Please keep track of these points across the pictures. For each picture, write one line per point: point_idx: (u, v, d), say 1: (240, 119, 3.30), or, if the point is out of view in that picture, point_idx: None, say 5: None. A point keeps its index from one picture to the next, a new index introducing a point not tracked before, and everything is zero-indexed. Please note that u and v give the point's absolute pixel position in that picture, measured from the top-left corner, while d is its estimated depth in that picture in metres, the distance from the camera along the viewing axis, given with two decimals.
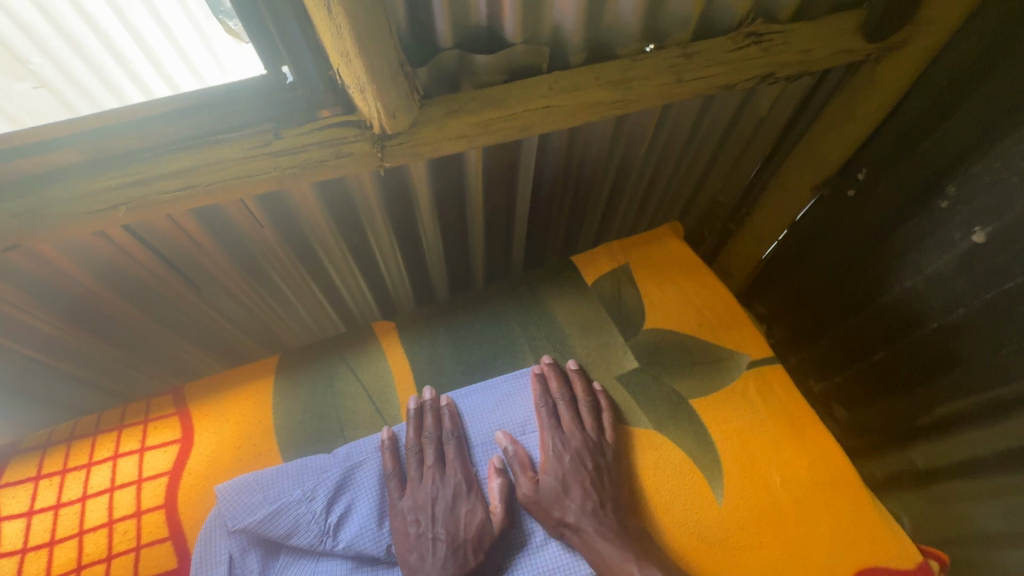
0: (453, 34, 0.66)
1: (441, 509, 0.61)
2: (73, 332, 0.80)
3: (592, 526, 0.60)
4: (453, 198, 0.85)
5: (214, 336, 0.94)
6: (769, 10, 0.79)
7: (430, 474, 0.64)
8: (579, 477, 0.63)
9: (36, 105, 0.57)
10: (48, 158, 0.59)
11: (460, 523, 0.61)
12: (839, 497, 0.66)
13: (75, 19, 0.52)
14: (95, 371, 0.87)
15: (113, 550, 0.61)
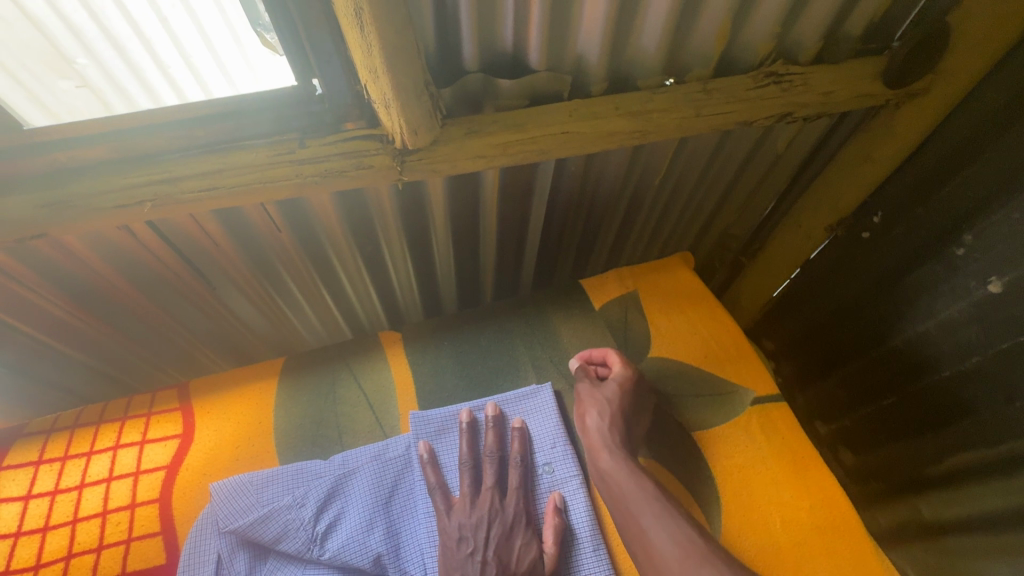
0: (478, 59, 0.68)
1: (497, 539, 0.59)
2: (89, 323, 0.82)
3: (619, 482, 0.61)
4: (467, 215, 0.87)
5: (223, 334, 0.96)
6: (789, 53, 0.81)
7: (487, 496, 0.62)
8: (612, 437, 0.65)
9: (76, 102, 0.59)
10: (81, 153, 0.61)
11: (513, 556, 0.58)
12: (839, 543, 0.65)
13: (122, 25, 0.54)
14: (110, 362, 0.90)
15: (104, 541, 0.62)
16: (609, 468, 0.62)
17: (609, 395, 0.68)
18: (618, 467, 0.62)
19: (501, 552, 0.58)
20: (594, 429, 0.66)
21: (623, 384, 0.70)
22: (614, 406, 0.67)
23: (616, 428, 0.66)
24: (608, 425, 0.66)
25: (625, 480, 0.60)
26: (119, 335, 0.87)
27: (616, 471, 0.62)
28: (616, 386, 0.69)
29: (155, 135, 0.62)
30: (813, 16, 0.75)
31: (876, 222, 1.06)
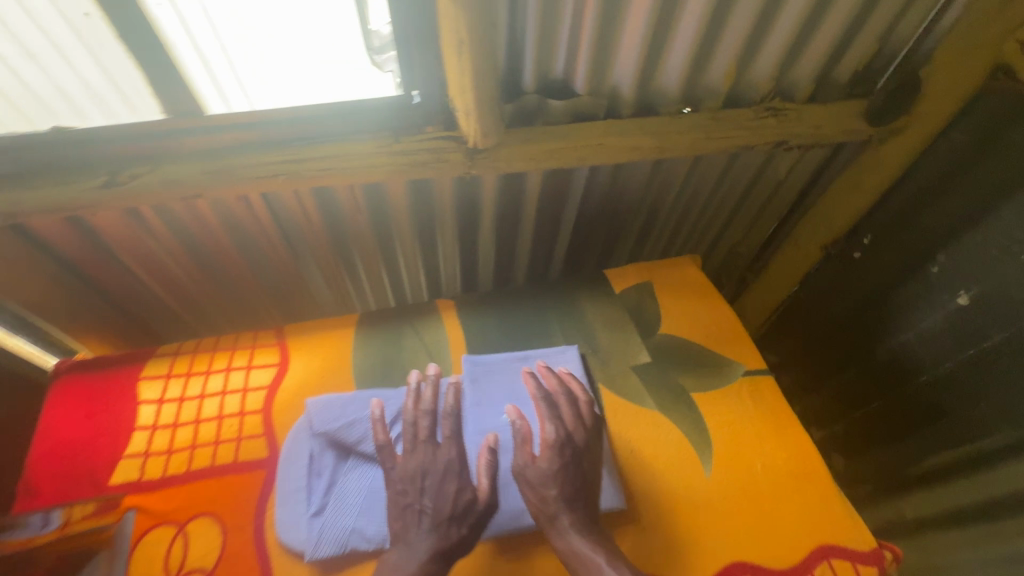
0: (535, 82, 0.86)
1: (428, 486, 0.68)
2: (186, 271, 1.02)
3: (575, 565, 0.65)
4: (511, 207, 1.05)
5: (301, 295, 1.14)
6: (786, 92, 0.99)
7: (421, 448, 0.71)
8: (560, 511, 0.68)
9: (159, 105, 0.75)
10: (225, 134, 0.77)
11: (445, 500, 0.67)
12: (810, 487, 0.78)
13: (210, 45, 0.69)
14: (182, 304, 1.09)
15: (220, 437, 0.78)
16: (565, 550, 0.66)
17: (543, 470, 0.70)
18: (571, 544, 0.66)
19: (436, 500, 0.67)
20: (541, 510, 0.69)
21: (556, 449, 0.72)
22: (556, 481, 0.70)
23: (558, 499, 0.69)
24: (550, 499, 0.69)
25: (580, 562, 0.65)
26: (206, 279, 1.05)
27: (571, 549, 0.66)
28: (551, 455, 0.71)
29: (283, 126, 0.78)
30: (806, 62, 0.93)
31: (866, 243, 1.20)
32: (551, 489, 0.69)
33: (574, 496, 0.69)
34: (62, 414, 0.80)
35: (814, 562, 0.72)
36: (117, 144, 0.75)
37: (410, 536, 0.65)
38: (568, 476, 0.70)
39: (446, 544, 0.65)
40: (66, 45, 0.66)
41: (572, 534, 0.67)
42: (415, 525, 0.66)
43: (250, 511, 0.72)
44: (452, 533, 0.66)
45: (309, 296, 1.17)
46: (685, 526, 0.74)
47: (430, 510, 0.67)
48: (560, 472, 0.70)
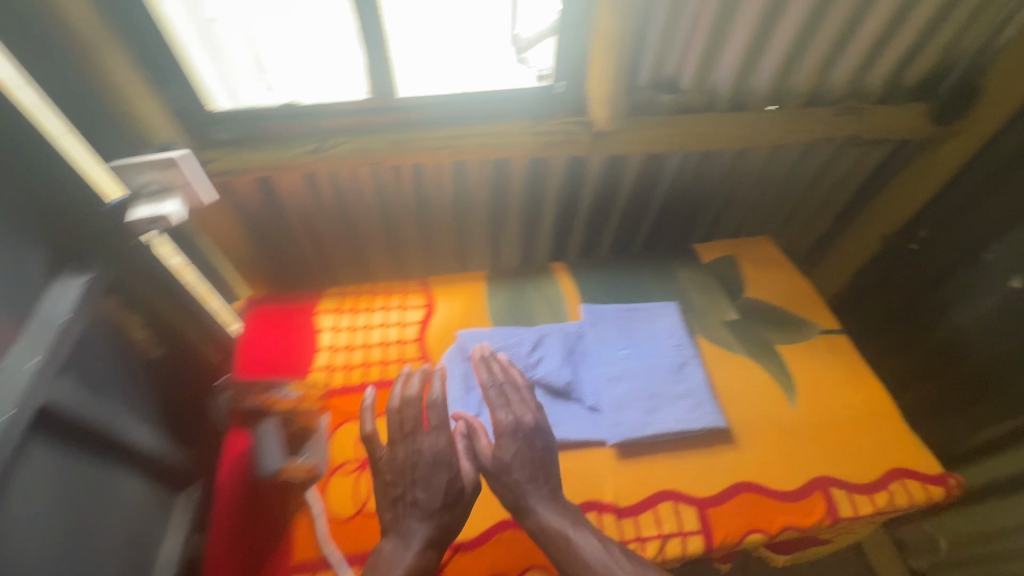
0: (650, 77, 1.02)
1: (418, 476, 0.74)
2: (332, 230, 1.21)
3: (548, 540, 0.71)
4: (610, 186, 1.21)
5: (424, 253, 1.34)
6: (859, 93, 1.14)
7: (406, 441, 0.78)
8: (526, 491, 0.75)
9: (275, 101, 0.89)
10: (401, 114, 0.93)
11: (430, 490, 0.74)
12: (882, 422, 0.92)
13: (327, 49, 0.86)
14: (319, 258, 1.27)
15: (388, 358, 0.96)
16: (537, 529, 0.72)
17: (503, 456, 0.77)
18: (539, 521, 0.73)
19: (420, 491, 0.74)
20: (510, 494, 0.75)
21: (512, 435, 0.79)
22: (517, 463, 0.77)
23: (520, 481, 0.76)
24: (516, 480, 0.76)
25: (550, 537, 0.71)
26: (347, 238, 1.24)
27: (543, 528, 0.72)
28: (509, 439, 0.79)
29: (451, 106, 0.94)
30: (880, 67, 1.08)
31: (922, 237, 1.32)
32: (515, 472, 0.76)
33: (533, 476, 0.76)
34: (258, 335, 0.99)
35: (890, 480, 0.85)
36: (319, 119, 0.91)
37: (408, 524, 0.72)
38: (523, 458, 0.78)
39: (435, 529, 0.72)
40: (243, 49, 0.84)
41: (542, 511, 0.73)
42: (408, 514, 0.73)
43: None
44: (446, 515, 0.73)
45: (421, 260, 1.36)
46: (777, 446, 0.88)
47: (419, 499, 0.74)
48: (517, 454, 0.78)
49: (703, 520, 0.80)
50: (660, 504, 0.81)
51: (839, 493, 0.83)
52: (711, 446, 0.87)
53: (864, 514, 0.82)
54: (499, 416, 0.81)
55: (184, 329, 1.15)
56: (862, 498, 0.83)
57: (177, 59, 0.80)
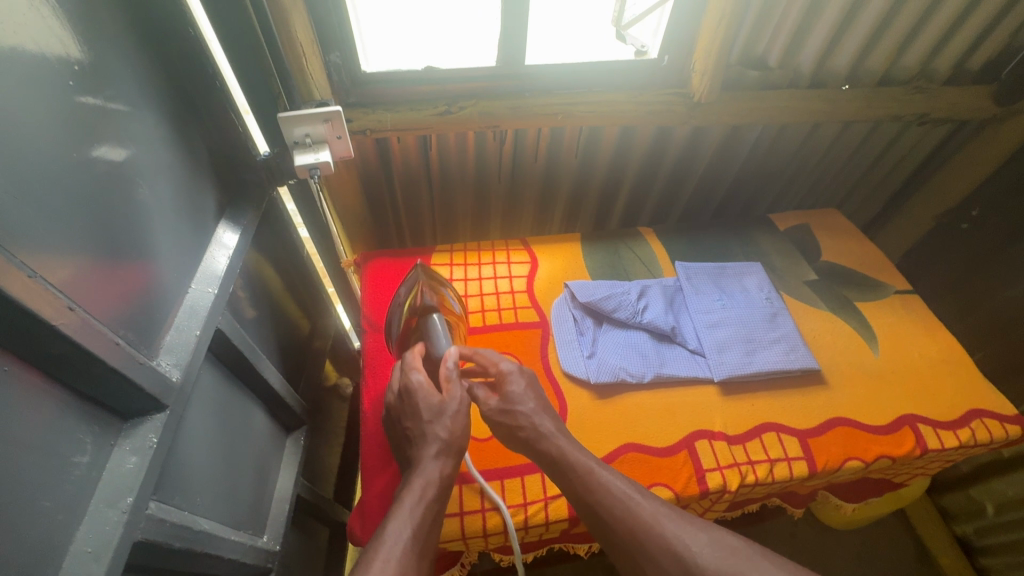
0: (741, 55, 1.11)
1: (410, 406, 0.77)
2: (428, 191, 1.30)
3: (566, 466, 0.72)
4: (689, 157, 1.30)
5: (509, 219, 1.43)
6: (928, 75, 1.22)
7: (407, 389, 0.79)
8: (542, 424, 0.77)
9: (413, 64, 1.00)
10: (521, 80, 1.03)
11: (424, 410, 0.75)
12: (960, 370, 0.99)
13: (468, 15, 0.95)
14: (410, 217, 1.36)
15: (502, 306, 1.05)
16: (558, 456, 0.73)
17: (511, 388, 0.80)
18: (556, 449, 0.74)
19: (415, 414, 0.76)
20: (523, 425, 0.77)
21: (519, 376, 0.82)
22: (530, 400, 0.79)
23: (531, 411, 0.78)
24: (530, 413, 0.77)
25: (566, 463, 0.72)
26: (442, 202, 1.33)
27: (563, 455, 0.73)
28: (517, 377, 0.81)
29: (565, 76, 1.05)
30: (951, 50, 1.16)
31: (974, 215, 1.40)
32: (524, 403, 0.78)
33: (546, 411, 0.78)
34: (379, 283, 1.07)
35: (971, 418, 0.93)
36: (450, 82, 1.01)
37: (418, 451, 0.73)
38: (530, 394, 0.80)
39: (443, 444, 0.72)
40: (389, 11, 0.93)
41: (560, 442, 0.75)
42: (418, 437, 0.74)
43: (537, 353, 0.98)
44: (452, 430, 0.73)
45: (503, 226, 1.45)
46: (865, 387, 0.96)
47: (423, 420, 0.75)
48: (525, 390, 0.80)
49: (804, 448, 0.88)
50: (764, 434, 0.89)
51: (926, 429, 0.91)
52: (805, 386, 0.96)
53: (949, 447, 0.90)
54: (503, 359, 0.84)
55: (297, 284, 1.25)
56: (946, 433, 0.91)
57: (343, 21, 0.91)
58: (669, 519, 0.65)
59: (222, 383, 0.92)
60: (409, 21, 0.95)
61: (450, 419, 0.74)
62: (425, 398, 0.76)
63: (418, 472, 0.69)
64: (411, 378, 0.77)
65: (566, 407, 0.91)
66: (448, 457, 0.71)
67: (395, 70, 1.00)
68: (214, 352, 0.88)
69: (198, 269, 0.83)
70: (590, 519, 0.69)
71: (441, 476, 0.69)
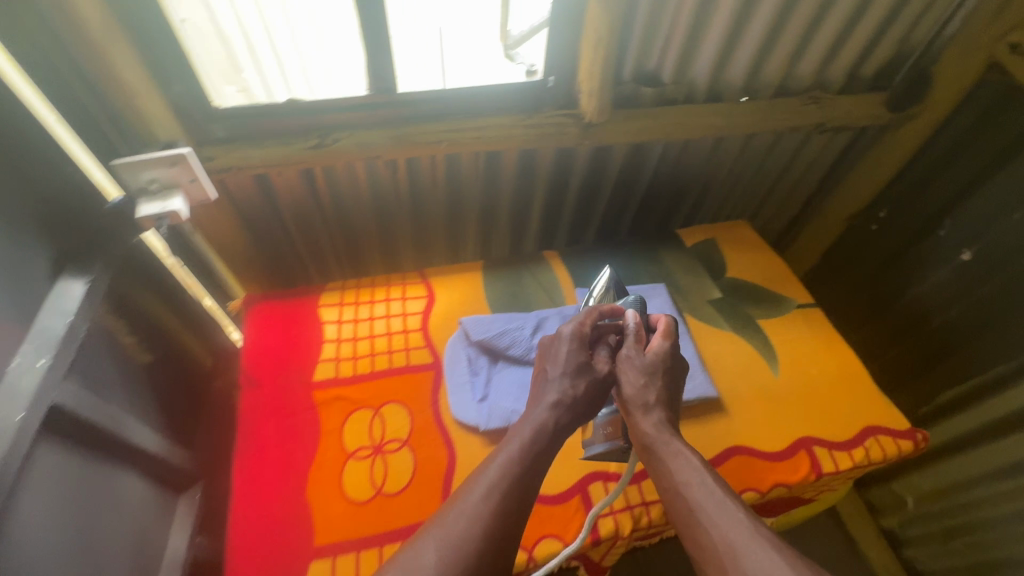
0: (633, 72, 1.08)
1: (551, 354, 0.83)
2: (325, 223, 1.22)
3: (665, 450, 0.75)
4: (596, 176, 1.26)
5: (422, 246, 1.37)
6: (824, 85, 1.21)
7: (552, 343, 0.84)
8: (655, 404, 0.80)
9: (269, 90, 0.92)
10: (397, 108, 0.97)
11: (564, 361, 0.81)
12: (856, 385, 0.99)
13: (324, 37, 0.87)
14: (311, 252, 1.28)
15: (393, 347, 0.98)
16: (656, 438, 0.76)
17: (653, 368, 0.82)
18: (657, 433, 0.77)
19: (555, 361, 0.82)
20: (635, 400, 0.80)
21: (660, 355, 0.84)
22: (656, 381, 0.82)
23: (653, 401, 0.80)
24: (650, 392, 0.80)
25: (665, 448, 0.75)
26: (340, 233, 1.26)
27: (664, 439, 0.76)
28: (657, 356, 0.84)
29: (446, 100, 0.99)
30: (843, 59, 1.16)
31: (882, 216, 1.41)
32: (651, 389, 0.81)
33: (668, 400, 0.81)
34: (262, 331, 1.00)
35: (865, 437, 0.92)
36: (320, 113, 0.94)
37: (541, 394, 0.80)
38: (664, 385, 0.82)
39: (562, 396, 0.78)
40: (228, 32, 0.84)
41: (665, 427, 0.77)
42: (546, 381, 0.80)
43: (427, 399, 0.92)
44: (574, 387, 0.79)
45: (413, 253, 1.38)
46: (763, 413, 0.95)
47: (557, 370, 0.81)
48: (660, 372, 0.82)
49: None
50: None
51: (821, 452, 0.90)
52: (703, 415, 0.94)
53: (843, 469, 0.90)
54: (660, 340, 0.85)
55: (177, 330, 1.15)
56: (842, 454, 0.90)
57: (178, 55, 0.82)
58: (760, 545, 0.64)
59: (73, 458, 0.83)
60: (258, 50, 0.86)
61: (580, 374, 0.81)
62: (569, 350, 0.82)
63: (535, 414, 0.77)
64: (567, 329, 0.83)
65: (454, 458, 0.86)
66: (564, 409, 0.77)
67: (253, 104, 0.92)
68: (56, 428, 0.79)
69: (31, 329, 0.71)
70: (673, 509, 0.71)
71: (550, 424, 0.76)
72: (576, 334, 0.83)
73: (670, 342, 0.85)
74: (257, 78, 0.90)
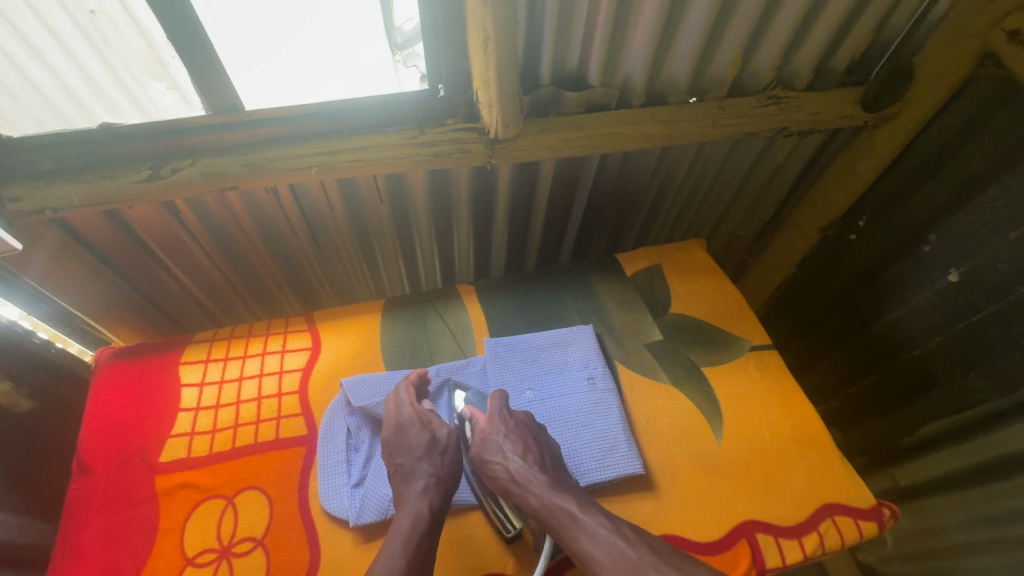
0: (552, 74, 0.91)
1: (399, 442, 0.75)
2: (215, 264, 1.05)
3: (549, 516, 0.67)
4: (524, 195, 1.09)
5: (339, 278, 1.21)
6: (787, 81, 1.03)
7: (397, 419, 0.77)
8: (520, 469, 0.71)
9: (165, 102, 0.79)
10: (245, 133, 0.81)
11: (415, 447, 0.74)
12: (814, 450, 0.84)
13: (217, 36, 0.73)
14: (207, 293, 1.12)
15: (261, 417, 0.82)
16: (540, 506, 0.68)
17: (495, 443, 0.74)
18: (540, 503, 0.68)
19: (407, 451, 0.74)
20: (503, 478, 0.72)
21: (502, 415, 0.78)
22: (508, 442, 0.74)
23: (517, 467, 0.71)
24: (508, 462, 0.72)
25: (554, 519, 0.67)
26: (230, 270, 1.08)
27: (543, 503, 0.68)
28: (500, 420, 0.77)
29: (320, 119, 0.82)
30: (807, 52, 0.97)
31: (862, 225, 1.22)
32: (508, 457, 0.72)
33: (529, 458, 0.72)
34: (106, 399, 0.84)
35: (820, 519, 0.77)
36: (158, 139, 0.79)
37: (406, 482, 0.70)
38: (519, 446, 0.73)
39: (432, 478, 0.70)
40: (101, 37, 0.69)
41: (539, 488, 0.69)
42: (405, 474, 0.71)
43: (294, 483, 0.77)
44: (440, 463, 0.72)
45: (330, 286, 1.22)
46: (700, 491, 0.79)
47: (409, 461, 0.72)
48: (506, 437, 0.74)
49: None
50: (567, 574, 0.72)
51: (766, 541, 0.75)
52: (626, 496, 0.78)
53: (792, 561, 0.74)
54: (492, 414, 0.78)
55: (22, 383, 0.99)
56: (790, 542, 0.75)
57: None
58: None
59: None
60: (128, 58, 0.72)
61: (439, 454, 0.73)
62: (413, 435, 0.75)
63: (405, 509, 0.68)
64: (402, 415, 0.77)
65: (317, 562, 0.71)
66: (435, 490, 0.69)
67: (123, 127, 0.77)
68: None
69: None
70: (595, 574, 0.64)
71: (427, 510, 0.67)
72: (405, 411, 0.77)
73: (497, 412, 0.78)
74: (142, 88, 0.76)
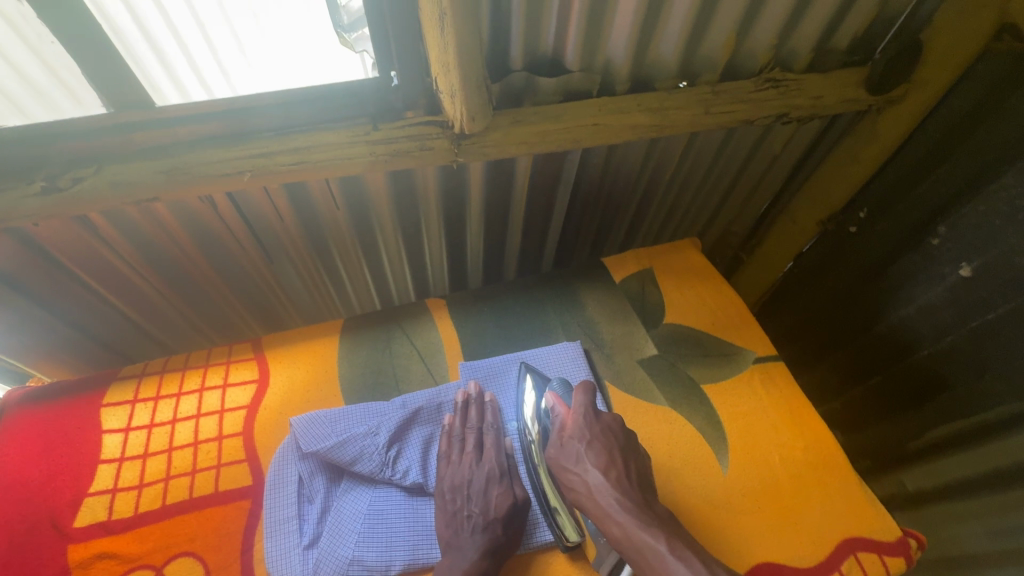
0: (523, 59, 0.80)
1: (473, 491, 0.67)
2: (151, 285, 0.93)
3: (632, 551, 0.58)
4: (499, 195, 0.98)
5: (299, 293, 1.08)
6: (784, 62, 0.93)
7: (468, 458, 0.70)
8: (602, 489, 0.63)
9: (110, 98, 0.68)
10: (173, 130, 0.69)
11: (491, 502, 0.66)
12: (829, 476, 0.75)
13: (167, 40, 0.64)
14: (146, 317, 0.99)
15: (197, 466, 0.71)
16: (620, 538, 0.59)
17: (579, 450, 0.66)
18: (620, 533, 0.59)
19: (478, 498, 0.66)
20: (581, 493, 0.64)
21: (588, 416, 0.69)
22: (590, 453, 0.65)
23: (598, 485, 0.63)
24: (590, 478, 0.64)
25: (633, 553, 0.58)
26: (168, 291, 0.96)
27: (628, 536, 0.59)
28: (582, 423, 0.68)
29: (256, 116, 0.71)
30: (806, 30, 0.87)
31: (863, 217, 1.13)
32: (587, 472, 0.64)
33: (615, 475, 0.64)
34: (12, 452, 0.71)
35: (841, 557, 0.68)
36: (63, 144, 0.67)
37: (461, 540, 0.63)
38: (603, 459, 0.65)
39: (489, 528, 0.64)
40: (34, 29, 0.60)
41: (623, 517, 0.60)
42: (467, 523, 0.64)
43: (234, 547, 0.65)
44: (502, 517, 0.65)
45: (289, 303, 1.10)
46: (708, 531, 0.69)
47: (477, 506, 0.65)
48: (587, 446, 0.66)
49: None
50: None
51: None
52: None
53: None
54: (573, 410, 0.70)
55: None
56: None
57: None
58: None
59: None
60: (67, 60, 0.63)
61: (499, 500, 0.67)
62: (495, 488, 0.68)
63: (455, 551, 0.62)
64: (485, 463, 0.70)
65: None
66: (495, 554, 0.62)
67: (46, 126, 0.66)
68: None
69: None
70: None
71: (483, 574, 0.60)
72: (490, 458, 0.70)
73: (583, 414, 0.69)
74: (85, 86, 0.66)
